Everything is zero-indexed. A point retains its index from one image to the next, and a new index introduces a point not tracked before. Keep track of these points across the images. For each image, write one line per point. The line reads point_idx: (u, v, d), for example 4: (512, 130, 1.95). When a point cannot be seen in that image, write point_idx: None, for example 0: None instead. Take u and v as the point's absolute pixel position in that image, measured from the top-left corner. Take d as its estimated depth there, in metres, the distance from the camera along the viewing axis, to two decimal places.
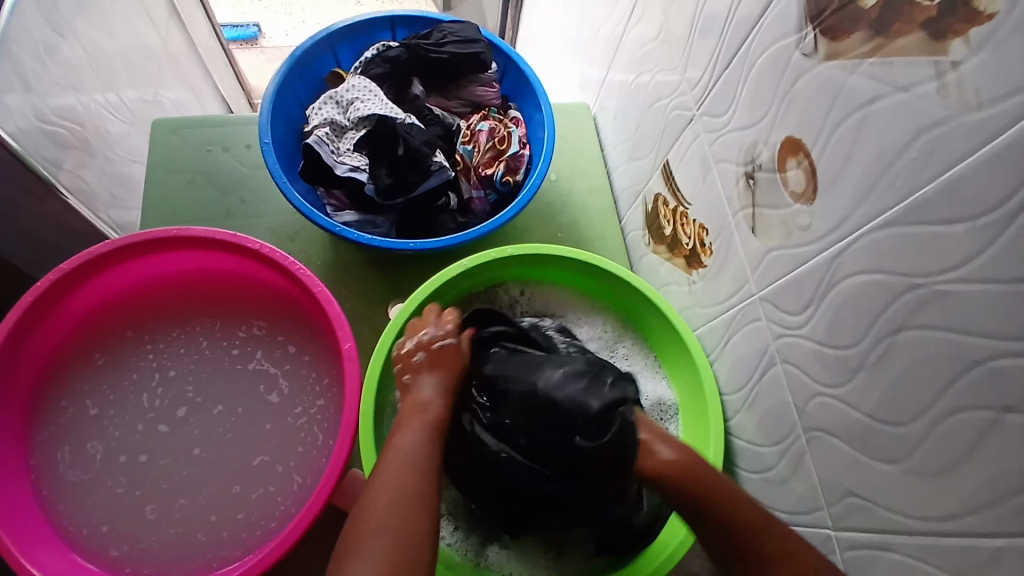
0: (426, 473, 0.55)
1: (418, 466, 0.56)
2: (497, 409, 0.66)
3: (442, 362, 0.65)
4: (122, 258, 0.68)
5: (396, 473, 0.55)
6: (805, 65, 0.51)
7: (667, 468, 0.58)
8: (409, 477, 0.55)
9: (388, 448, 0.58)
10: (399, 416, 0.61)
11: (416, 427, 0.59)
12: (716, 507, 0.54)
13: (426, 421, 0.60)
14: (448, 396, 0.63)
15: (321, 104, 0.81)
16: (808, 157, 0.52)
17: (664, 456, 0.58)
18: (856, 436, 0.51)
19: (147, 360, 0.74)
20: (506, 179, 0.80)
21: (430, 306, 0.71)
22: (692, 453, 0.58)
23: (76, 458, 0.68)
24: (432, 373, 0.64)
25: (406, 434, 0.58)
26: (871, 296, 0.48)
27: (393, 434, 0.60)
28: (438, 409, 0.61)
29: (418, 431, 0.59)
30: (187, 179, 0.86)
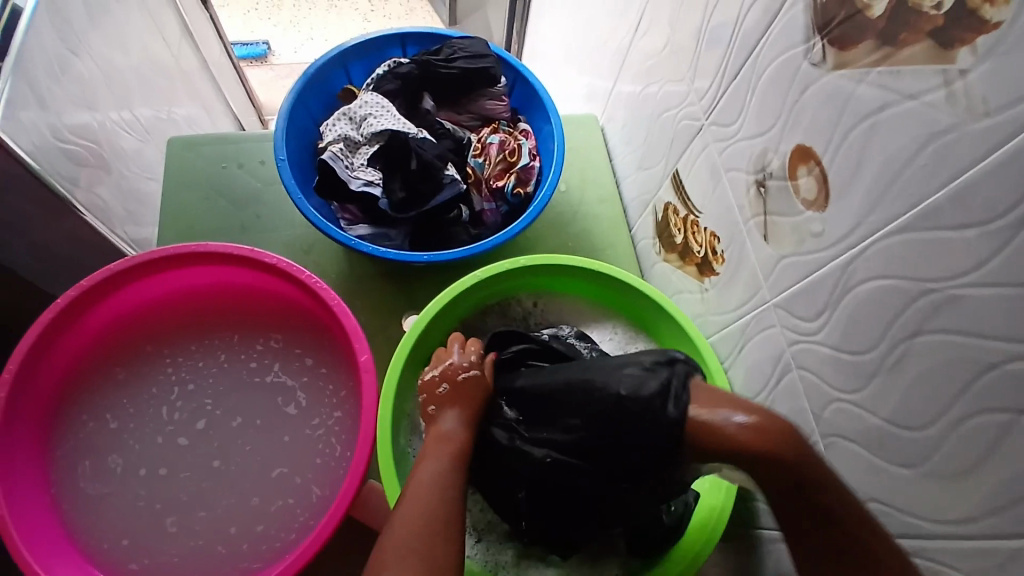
0: (448, 498, 0.54)
1: (440, 495, 0.54)
2: (535, 421, 0.64)
3: (465, 394, 0.64)
4: (140, 275, 0.70)
5: (421, 500, 0.53)
6: (813, 75, 0.52)
7: (751, 436, 0.46)
8: (431, 505, 0.53)
9: (411, 480, 0.57)
10: (422, 447, 0.60)
11: (440, 456, 0.58)
12: (805, 479, 0.45)
13: (451, 452, 0.58)
14: (471, 426, 0.62)
15: (335, 121, 0.82)
16: (819, 165, 0.53)
17: (744, 422, 0.47)
18: (873, 441, 0.51)
19: (166, 374, 0.75)
20: (516, 191, 0.81)
21: (453, 336, 0.71)
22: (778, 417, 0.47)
23: (97, 471, 0.69)
24: (456, 405, 0.63)
25: (428, 464, 0.57)
26: (885, 301, 0.48)
27: (417, 464, 0.59)
28: (462, 439, 0.60)
29: (439, 461, 0.58)
30: (202, 195, 0.88)
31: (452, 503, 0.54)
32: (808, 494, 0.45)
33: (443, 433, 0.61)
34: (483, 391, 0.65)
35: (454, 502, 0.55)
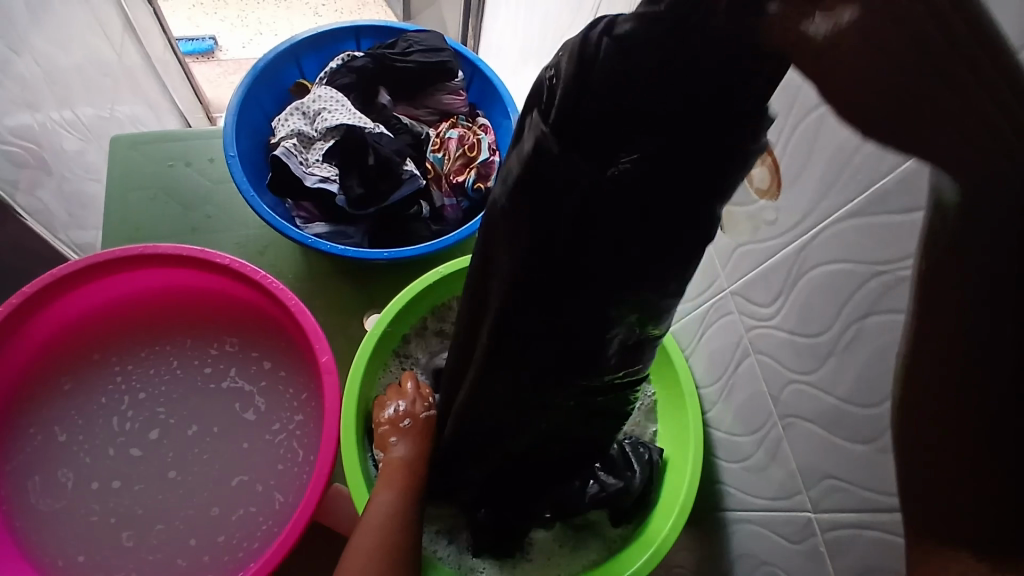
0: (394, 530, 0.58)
1: (390, 532, 0.58)
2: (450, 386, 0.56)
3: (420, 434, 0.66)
4: (86, 279, 0.66)
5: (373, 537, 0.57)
6: None
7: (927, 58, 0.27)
8: (379, 542, 0.57)
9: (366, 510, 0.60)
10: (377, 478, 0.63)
11: (392, 489, 0.61)
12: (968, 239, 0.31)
13: (403, 483, 0.62)
14: (423, 459, 0.64)
15: (288, 116, 0.81)
16: (771, 155, 0.53)
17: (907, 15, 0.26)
18: (830, 421, 0.53)
19: (115, 383, 0.72)
20: (477, 185, 0.80)
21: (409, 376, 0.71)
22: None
23: (46, 487, 0.66)
24: (410, 439, 0.65)
25: (382, 495, 0.60)
26: (838, 285, 0.50)
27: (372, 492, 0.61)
28: (415, 469, 0.63)
29: (392, 493, 0.61)
30: (149, 196, 0.84)
31: (399, 543, 0.58)
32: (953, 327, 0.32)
33: (397, 462, 0.63)
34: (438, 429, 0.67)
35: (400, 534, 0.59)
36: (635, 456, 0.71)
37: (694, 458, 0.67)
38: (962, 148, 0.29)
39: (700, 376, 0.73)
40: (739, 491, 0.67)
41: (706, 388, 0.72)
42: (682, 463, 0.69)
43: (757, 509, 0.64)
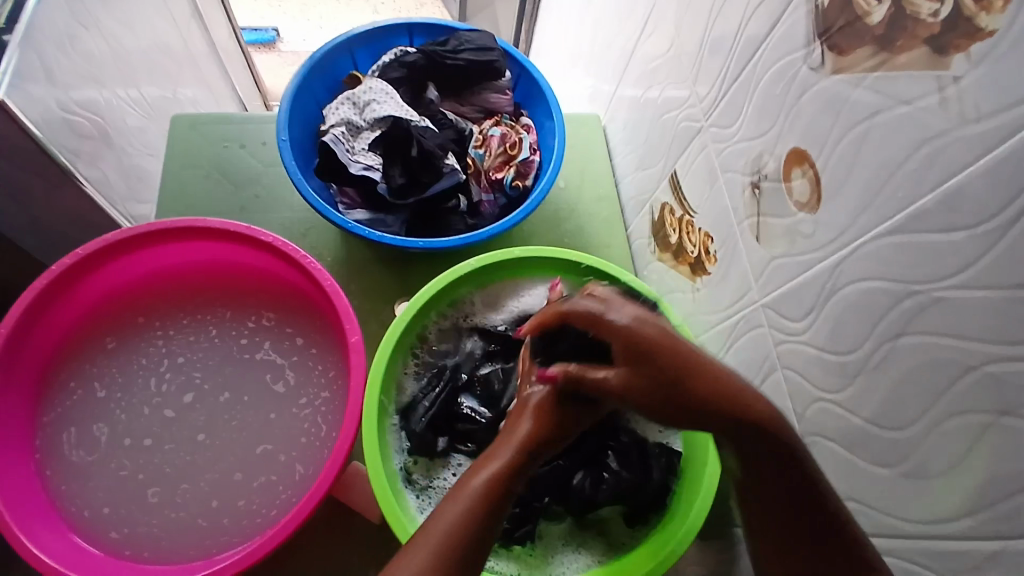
0: (465, 533, 0.49)
1: (445, 544, 0.48)
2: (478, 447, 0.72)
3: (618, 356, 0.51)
4: (139, 245, 0.70)
5: (432, 538, 0.49)
6: (811, 78, 0.53)
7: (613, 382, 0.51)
8: (433, 554, 0.48)
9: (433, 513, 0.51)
10: (451, 488, 0.53)
11: (464, 495, 0.51)
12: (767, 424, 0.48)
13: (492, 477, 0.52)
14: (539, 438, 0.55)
15: (338, 105, 0.82)
16: (813, 167, 0.54)
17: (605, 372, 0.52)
18: (853, 441, 0.52)
19: (156, 347, 0.75)
20: (515, 183, 0.82)
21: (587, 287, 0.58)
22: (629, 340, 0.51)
23: (83, 440, 0.70)
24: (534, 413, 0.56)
25: (446, 511, 0.50)
26: (871, 302, 0.49)
27: (440, 505, 0.52)
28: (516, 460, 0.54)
29: (462, 503, 0.51)
30: (202, 173, 0.88)
31: (459, 555, 0.48)
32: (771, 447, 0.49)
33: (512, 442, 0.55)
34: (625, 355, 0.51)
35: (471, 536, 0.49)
36: (654, 456, 0.72)
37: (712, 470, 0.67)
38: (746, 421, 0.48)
39: None
40: None
41: None
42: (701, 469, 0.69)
43: None
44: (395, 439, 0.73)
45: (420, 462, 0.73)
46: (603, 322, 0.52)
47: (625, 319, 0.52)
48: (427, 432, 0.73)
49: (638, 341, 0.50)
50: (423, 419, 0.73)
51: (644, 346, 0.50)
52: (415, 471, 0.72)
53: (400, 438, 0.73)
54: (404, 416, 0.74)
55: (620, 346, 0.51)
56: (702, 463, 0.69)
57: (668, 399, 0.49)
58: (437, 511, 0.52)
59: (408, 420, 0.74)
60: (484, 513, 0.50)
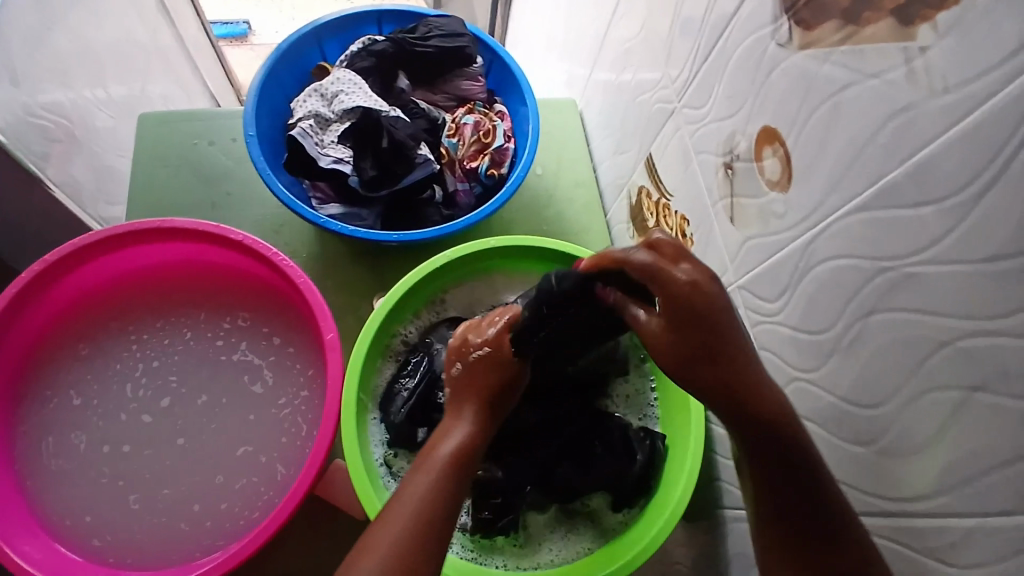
0: (431, 506, 0.48)
1: (421, 516, 0.48)
2: None
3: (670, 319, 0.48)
4: (107, 249, 0.68)
5: (398, 516, 0.48)
6: (780, 55, 0.52)
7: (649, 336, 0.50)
8: (408, 527, 0.47)
9: (398, 491, 0.51)
10: (415, 460, 0.53)
11: (432, 467, 0.51)
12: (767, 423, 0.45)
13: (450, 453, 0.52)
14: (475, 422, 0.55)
15: (306, 97, 0.80)
16: (784, 146, 0.53)
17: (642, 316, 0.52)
18: (830, 421, 0.52)
19: (131, 351, 0.74)
20: (490, 172, 0.81)
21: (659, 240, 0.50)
22: (675, 304, 0.47)
23: (60, 448, 0.69)
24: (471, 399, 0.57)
25: (417, 481, 0.50)
26: (844, 281, 0.48)
27: (407, 478, 0.52)
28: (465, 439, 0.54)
29: (429, 476, 0.50)
30: (173, 172, 0.86)
31: (435, 526, 0.48)
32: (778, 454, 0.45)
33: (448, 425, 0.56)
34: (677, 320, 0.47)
35: (437, 511, 0.49)
36: (638, 442, 0.72)
37: (694, 451, 0.66)
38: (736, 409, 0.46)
39: None
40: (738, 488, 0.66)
41: None
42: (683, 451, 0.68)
43: None
44: (377, 433, 0.74)
45: (401, 455, 0.73)
46: (662, 276, 0.48)
47: (685, 279, 0.47)
48: (406, 427, 0.72)
49: (688, 308, 0.46)
50: (401, 410, 0.73)
51: (693, 314, 0.46)
52: (394, 463, 0.73)
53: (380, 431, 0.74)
54: (384, 409, 0.74)
55: (667, 305, 0.48)
56: (686, 448, 0.68)
57: (699, 372, 0.47)
58: (404, 485, 0.51)
59: (388, 414, 0.74)
60: (451, 482, 0.50)
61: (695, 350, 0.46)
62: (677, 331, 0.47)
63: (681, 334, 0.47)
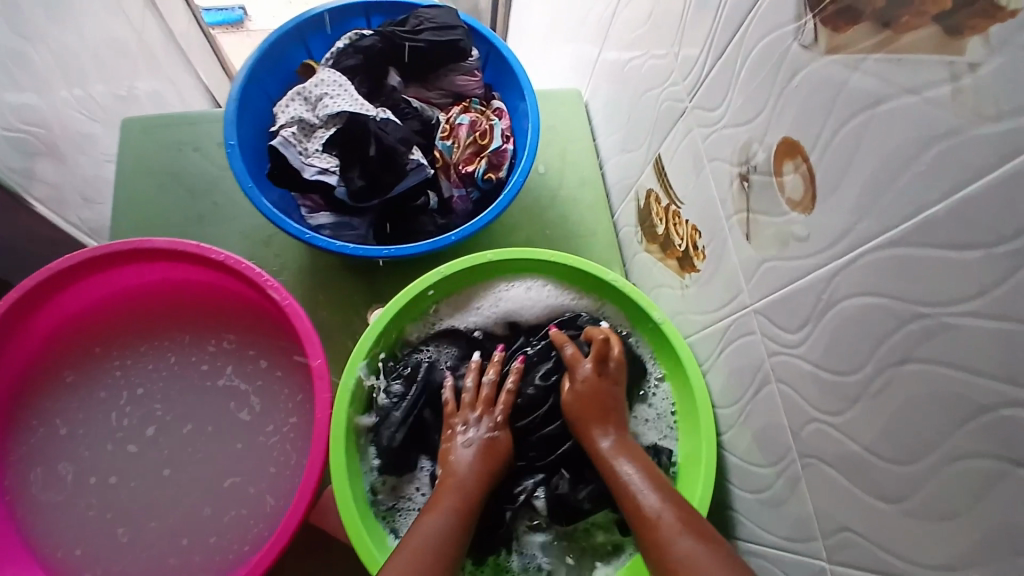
0: (444, 549, 0.56)
1: (442, 551, 0.56)
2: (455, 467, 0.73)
3: (595, 406, 0.68)
4: (85, 275, 0.65)
5: (415, 549, 0.55)
6: (802, 58, 0.46)
7: (575, 403, 0.69)
8: (431, 559, 0.55)
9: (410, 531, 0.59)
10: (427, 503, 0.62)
11: (441, 510, 0.60)
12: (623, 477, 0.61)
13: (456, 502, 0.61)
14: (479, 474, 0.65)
15: (289, 102, 0.75)
16: (806, 161, 0.47)
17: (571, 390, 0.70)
18: (852, 469, 0.47)
19: (115, 378, 0.71)
20: (487, 176, 0.75)
21: (594, 332, 0.72)
22: (596, 391, 0.69)
23: (48, 480, 0.67)
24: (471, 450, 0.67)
25: (429, 519, 0.59)
26: (874, 322, 0.43)
27: (421, 515, 0.61)
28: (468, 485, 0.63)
29: (440, 517, 0.59)
30: (158, 183, 0.82)
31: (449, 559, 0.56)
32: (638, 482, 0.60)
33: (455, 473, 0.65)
34: (595, 399, 0.68)
35: (447, 553, 0.56)
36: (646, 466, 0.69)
37: (705, 482, 0.62)
38: (647, 471, 0.61)
39: (718, 396, 0.65)
40: (753, 523, 0.62)
41: (724, 409, 0.65)
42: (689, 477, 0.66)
43: (769, 545, 0.59)
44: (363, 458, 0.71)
45: (391, 477, 0.71)
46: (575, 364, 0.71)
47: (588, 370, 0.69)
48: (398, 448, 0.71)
49: (597, 392, 0.68)
50: (397, 432, 0.71)
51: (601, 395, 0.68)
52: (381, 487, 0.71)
53: (368, 453, 0.71)
54: (375, 431, 0.72)
55: (586, 387, 0.69)
56: (697, 470, 0.64)
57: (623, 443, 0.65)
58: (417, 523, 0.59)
59: (380, 435, 0.71)
60: (460, 528, 0.59)
61: (603, 414, 0.67)
62: (596, 400, 0.68)
63: (595, 404, 0.68)
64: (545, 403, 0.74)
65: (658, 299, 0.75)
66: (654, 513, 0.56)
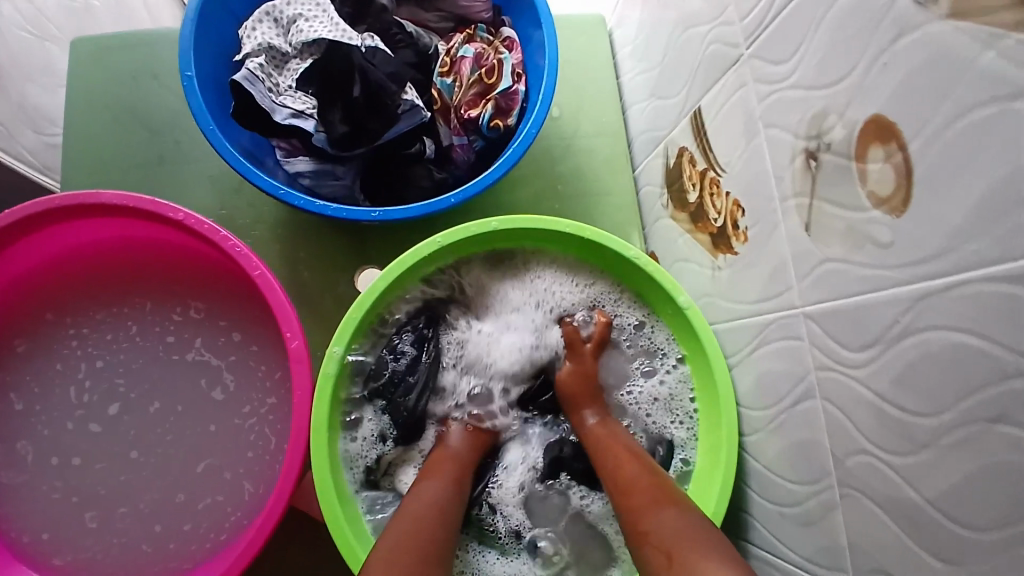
0: (443, 512, 0.53)
1: (443, 513, 0.53)
2: None
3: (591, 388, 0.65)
4: (23, 236, 0.55)
5: (415, 514, 0.52)
6: (913, 18, 0.35)
7: (566, 377, 0.65)
8: (434, 520, 0.52)
9: (407, 496, 0.55)
10: (423, 470, 0.59)
11: (439, 478, 0.57)
12: (606, 454, 0.58)
13: (453, 474, 0.58)
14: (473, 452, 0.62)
15: (255, 24, 0.62)
16: (902, 150, 0.37)
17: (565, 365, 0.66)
18: (906, 517, 0.41)
19: (71, 348, 0.63)
20: (494, 123, 0.63)
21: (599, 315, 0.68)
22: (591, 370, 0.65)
23: (7, 459, 0.61)
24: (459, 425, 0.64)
25: (429, 484, 0.56)
26: (965, 366, 0.35)
27: (417, 481, 0.57)
28: (455, 459, 0.60)
29: (438, 481, 0.56)
30: (111, 117, 0.71)
31: (450, 523, 0.53)
32: (621, 458, 0.57)
33: (448, 452, 0.61)
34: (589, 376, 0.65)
35: (449, 517, 0.53)
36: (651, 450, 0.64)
37: (723, 485, 0.56)
38: (635, 449, 0.58)
39: (745, 395, 0.58)
40: (770, 535, 0.56)
41: (751, 411, 0.57)
42: (701, 473, 0.60)
43: (788, 562, 0.53)
44: (374, 427, 0.65)
45: (400, 448, 0.66)
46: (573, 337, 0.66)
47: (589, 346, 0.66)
48: (416, 418, 0.65)
49: (591, 370, 0.65)
50: (411, 395, 0.65)
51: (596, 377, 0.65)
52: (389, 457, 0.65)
53: (380, 421, 0.65)
54: (388, 399, 0.65)
55: (582, 364, 0.65)
56: (714, 469, 0.58)
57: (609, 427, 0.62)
58: (415, 487, 0.56)
59: (395, 404, 0.65)
60: (456, 492, 0.56)
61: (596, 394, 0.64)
62: (589, 377, 0.65)
63: (591, 380, 0.65)
64: (537, 376, 0.70)
65: (681, 275, 0.66)
66: (633, 491, 0.53)
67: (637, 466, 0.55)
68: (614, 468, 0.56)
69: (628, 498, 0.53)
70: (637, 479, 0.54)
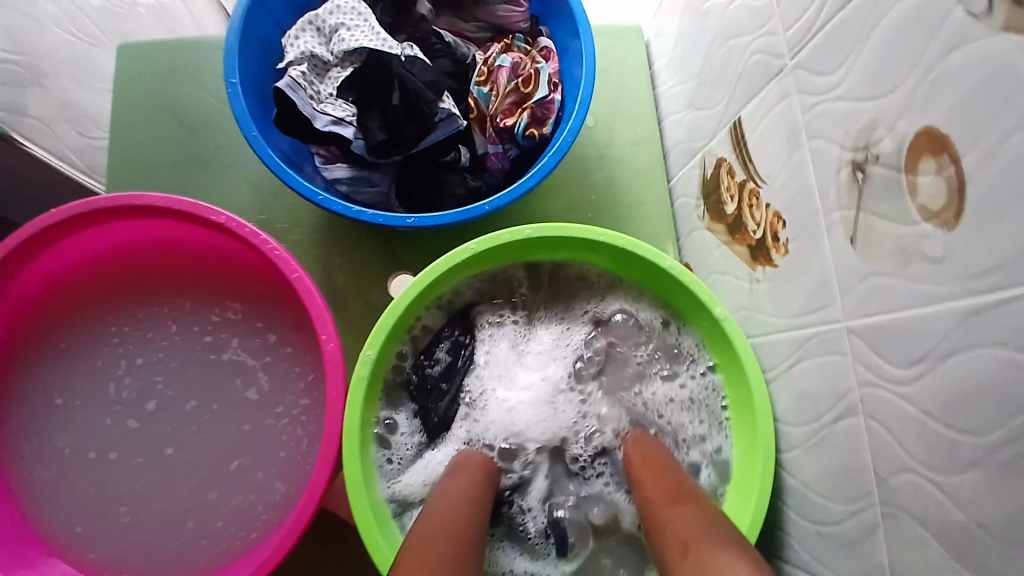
0: (473, 508, 0.52)
1: (470, 506, 0.52)
2: None
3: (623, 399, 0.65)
4: (69, 234, 0.57)
5: (446, 507, 0.51)
6: (968, 27, 0.34)
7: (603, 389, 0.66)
8: (462, 511, 0.51)
9: (437, 493, 0.55)
10: (450, 470, 0.58)
11: (465, 476, 0.56)
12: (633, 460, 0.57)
13: (478, 473, 0.57)
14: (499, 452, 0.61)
15: (298, 33, 0.63)
16: (955, 163, 0.36)
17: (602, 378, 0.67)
18: (954, 540, 0.39)
19: (111, 345, 0.64)
20: (529, 132, 0.64)
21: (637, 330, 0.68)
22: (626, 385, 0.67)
23: (44, 453, 0.62)
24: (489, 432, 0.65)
25: (457, 481, 0.55)
26: (1018, 383, 0.34)
27: (447, 480, 0.56)
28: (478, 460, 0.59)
29: (466, 479, 0.56)
30: (156, 120, 0.73)
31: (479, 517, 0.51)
32: (648, 463, 0.55)
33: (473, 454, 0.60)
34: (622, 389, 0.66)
35: (478, 513, 0.52)
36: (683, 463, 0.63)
37: (760, 505, 0.55)
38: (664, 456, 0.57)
39: (783, 412, 0.57)
40: (807, 555, 0.54)
41: (789, 428, 0.56)
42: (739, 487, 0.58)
43: None
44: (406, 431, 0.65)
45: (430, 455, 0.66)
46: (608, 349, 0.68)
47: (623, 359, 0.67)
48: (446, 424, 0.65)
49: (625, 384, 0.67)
50: (441, 402, 0.65)
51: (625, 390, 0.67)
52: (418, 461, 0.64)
53: (412, 425, 0.65)
54: (421, 403, 0.65)
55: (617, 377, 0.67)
56: (750, 487, 0.57)
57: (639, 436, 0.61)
58: (444, 484, 0.55)
59: (427, 409, 0.65)
60: (482, 490, 0.55)
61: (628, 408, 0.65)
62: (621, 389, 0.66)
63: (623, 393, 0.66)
64: None
65: (716, 287, 0.65)
66: (659, 492, 0.51)
67: (664, 469, 0.54)
68: (641, 469, 0.55)
69: (657, 497, 0.51)
70: (663, 481, 0.52)
